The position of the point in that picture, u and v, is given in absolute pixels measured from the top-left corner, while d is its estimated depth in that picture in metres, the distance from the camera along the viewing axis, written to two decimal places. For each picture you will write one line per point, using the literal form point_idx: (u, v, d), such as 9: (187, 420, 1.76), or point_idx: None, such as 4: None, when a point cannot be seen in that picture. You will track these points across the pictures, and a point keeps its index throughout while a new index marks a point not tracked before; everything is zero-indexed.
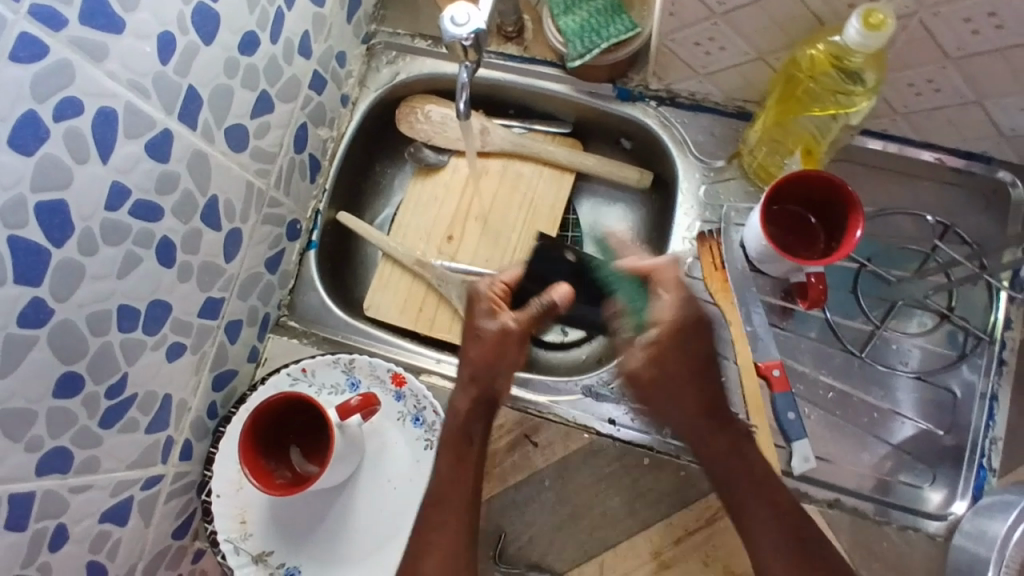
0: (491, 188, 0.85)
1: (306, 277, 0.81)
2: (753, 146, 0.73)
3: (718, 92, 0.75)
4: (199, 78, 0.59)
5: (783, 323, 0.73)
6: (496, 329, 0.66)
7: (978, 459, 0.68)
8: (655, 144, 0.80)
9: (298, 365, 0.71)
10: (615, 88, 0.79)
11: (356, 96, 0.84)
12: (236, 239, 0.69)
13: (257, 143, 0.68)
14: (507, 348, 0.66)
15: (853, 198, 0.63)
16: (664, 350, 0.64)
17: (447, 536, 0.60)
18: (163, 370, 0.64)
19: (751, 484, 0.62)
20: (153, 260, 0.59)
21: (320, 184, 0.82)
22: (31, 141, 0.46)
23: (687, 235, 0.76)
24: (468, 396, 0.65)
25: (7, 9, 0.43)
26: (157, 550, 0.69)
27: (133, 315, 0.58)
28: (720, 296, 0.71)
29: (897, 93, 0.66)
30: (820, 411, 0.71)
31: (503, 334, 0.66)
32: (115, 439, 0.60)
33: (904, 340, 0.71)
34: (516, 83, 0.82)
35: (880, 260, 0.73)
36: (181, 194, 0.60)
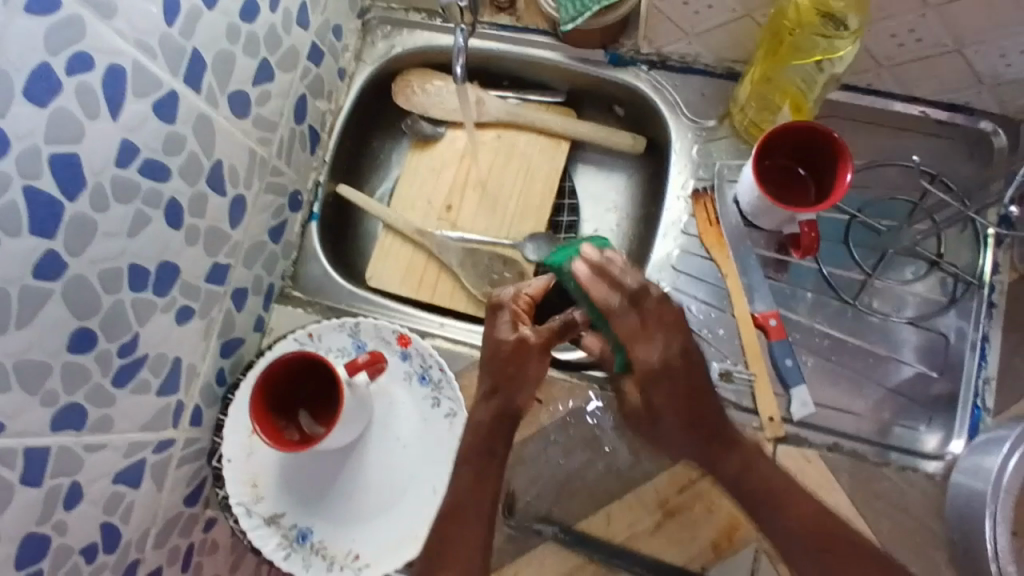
0: (488, 157, 0.87)
1: (309, 249, 0.83)
2: (744, 104, 0.75)
3: (709, 53, 0.77)
4: (202, 42, 0.60)
5: (779, 275, 0.74)
6: (519, 338, 0.63)
7: (973, 399, 0.70)
8: (647, 108, 0.82)
9: (304, 329, 0.72)
10: (607, 54, 0.80)
11: (352, 70, 0.85)
12: (240, 205, 0.70)
13: (259, 111, 0.70)
14: (530, 369, 0.64)
15: (841, 144, 0.65)
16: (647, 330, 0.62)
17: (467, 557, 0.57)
18: (173, 333, 0.65)
19: (771, 486, 0.60)
20: (161, 221, 0.60)
21: (320, 156, 0.83)
22: (46, 93, 0.47)
23: (681, 195, 0.78)
24: (491, 408, 0.64)
25: None
26: (170, 516, 0.70)
27: (143, 274, 0.59)
28: (716, 249, 0.74)
29: (881, 45, 0.68)
30: (817, 358, 0.73)
31: (523, 345, 0.64)
32: (128, 399, 0.61)
33: (896, 287, 0.73)
34: (510, 52, 0.83)
35: (870, 210, 0.75)
36: (186, 156, 0.61)
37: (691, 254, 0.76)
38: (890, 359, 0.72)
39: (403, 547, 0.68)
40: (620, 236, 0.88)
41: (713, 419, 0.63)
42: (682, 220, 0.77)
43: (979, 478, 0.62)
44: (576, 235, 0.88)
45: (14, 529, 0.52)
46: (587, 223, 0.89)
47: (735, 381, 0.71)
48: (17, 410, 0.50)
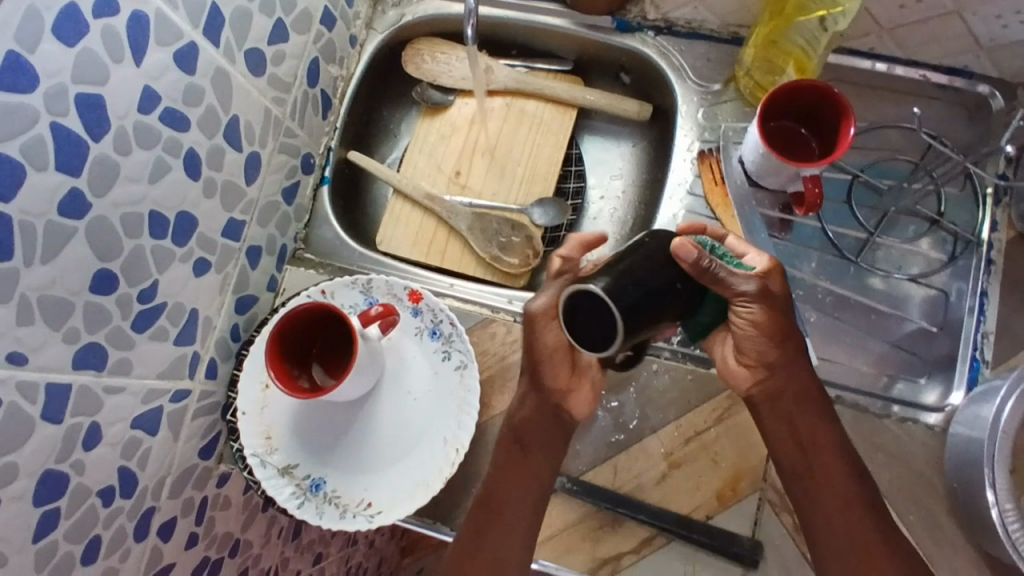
0: (496, 124, 0.88)
1: (320, 212, 0.84)
2: (748, 67, 0.76)
3: (714, 18, 0.78)
4: None
5: (783, 234, 0.76)
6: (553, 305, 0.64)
7: (972, 351, 0.71)
8: (654, 74, 0.83)
9: (317, 287, 0.74)
10: (615, 20, 0.82)
11: (363, 38, 0.87)
12: (255, 163, 0.72)
13: (274, 71, 0.71)
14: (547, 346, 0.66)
15: (841, 98, 0.66)
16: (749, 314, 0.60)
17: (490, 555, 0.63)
18: (190, 284, 0.66)
19: (828, 491, 0.61)
20: (180, 171, 0.61)
21: (332, 122, 0.84)
22: (73, 34, 0.49)
23: (687, 156, 0.79)
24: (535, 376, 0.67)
25: None
26: (185, 467, 0.71)
27: (163, 222, 0.61)
28: (720, 209, 0.75)
29: (882, 6, 0.69)
30: (820, 315, 0.74)
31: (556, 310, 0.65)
32: (146, 344, 0.63)
33: (897, 245, 0.75)
34: (518, 20, 0.85)
35: (871, 171, 0.76)
36: (205, 108, 0.63)
37: (696, 213, 0.77)
38: (893, 315, 0.75)
39: (415, 495, 0.69)
40: (626, 203, 0.89)
41: (811, 425, 0.63)
42: (687, 181, 0.78)
43: (976, 427, 0.64)
44: (583, 202, 0.90)
45: (36, 464, 0.53)
46: (593, 191, 0.91)
47: None
48: (39, 344, 0.51)
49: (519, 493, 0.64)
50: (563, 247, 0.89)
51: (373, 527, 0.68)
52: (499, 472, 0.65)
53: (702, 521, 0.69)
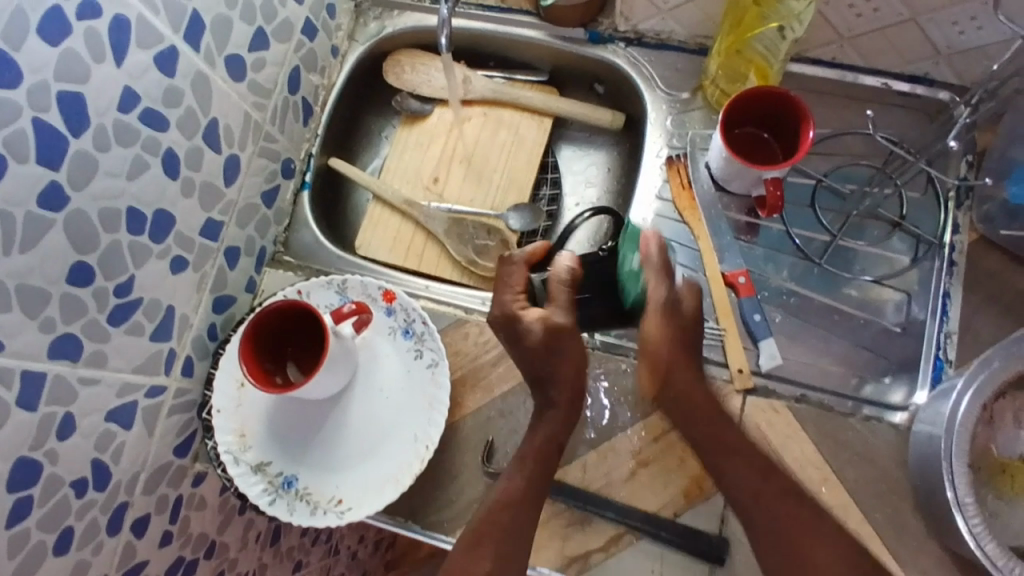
0: (474, 132, 0.91)
1: (300, 216, 0.86)
2: (714, 75, 0.78)
3: (682, 29, 0.81)
4: (202, 4, 0.65)
5: (751, 237, 0.78)
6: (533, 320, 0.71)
7: (935, 351, 0.72)
8: (625, 82, 0.86)
9: (293, 287, 0.75)
10: (586, 32, 0.85)
11: (345, 49, 0.89)
12: (233, 164, 0.73)
13: (254, 76, 0.74)
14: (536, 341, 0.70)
15: (798, 101, 0.69)
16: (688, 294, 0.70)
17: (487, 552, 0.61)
18: (167, 280, 0.68)
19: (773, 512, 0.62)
20: (159, 169, 0.63)
21: (313, 129, 0.87)
22: (57, 34, 0.52)
23: (656, 162, 0.81)
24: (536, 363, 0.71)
25: None
26: (159, 465, 0.71)
27: (140, 218, 0.62)
28: (688, 212, 0.77)
29: (842, 17, 0.72)
30: (786, 315, 0.76)
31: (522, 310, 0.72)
32: (122, 338, 0.64)
33: (863, 248, 0.77)
34: (494, 32, 0.88)
35: (835, 175, 0.79)
36: (184, 110, 0.65)
37: (665, 218, 0.79)
38: (862, 317, 0.75)
39: (385, 490, 0.70)
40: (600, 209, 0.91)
41: (716, 428, 0.66)
42: (656, 186, 0.80)
43: (937, 424, 0.65)
44: (558, 208, 0.92)
45: (9, 449, 0.54)
46: (569, 198, 0.93)
47: (707, 337, 0.74)
48: (17, 331, 0.53)
49: (517, 527, 0.62)
50: None
51: (344, 523, 0.69)
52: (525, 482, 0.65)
53: (670, 519, 0.70)
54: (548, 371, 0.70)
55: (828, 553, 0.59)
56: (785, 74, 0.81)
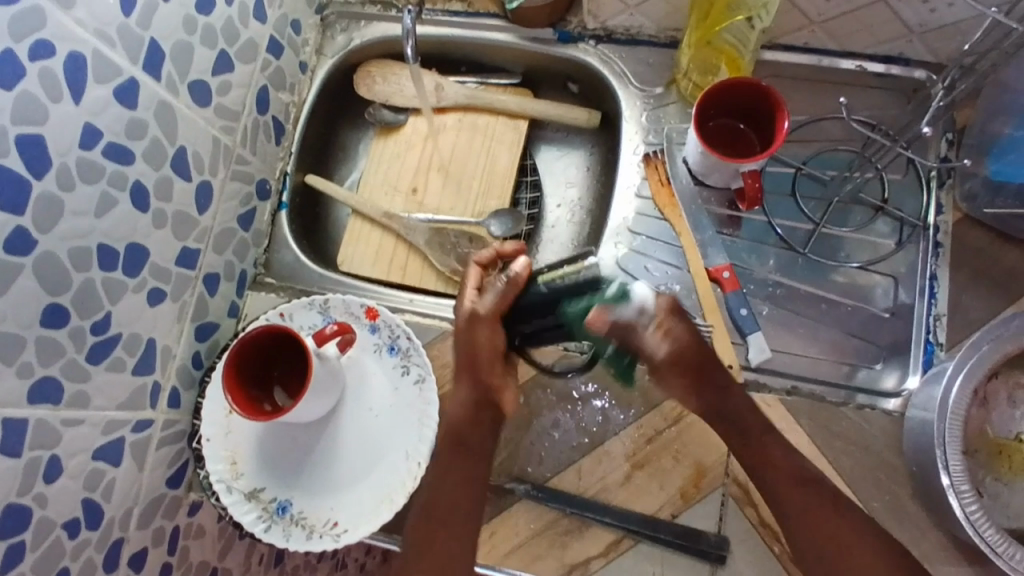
0: (450, 139, 0.90)
1: (280, 237, 0.85)
2: (686, 68, 0.77)
3: (651, 23, 0.80)
4: (160, 33, 0.64)
5: (734, 230, 0.77)
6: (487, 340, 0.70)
7: (924, 335, 0.72)
8: (598, 80, 0.85)
9: (276, 310, 0.75)
10: (556, 32, 0.84)
11: (314, 64, 0.88)
12: (206, 191, 0.73)
13: (221, 100, 0.73)
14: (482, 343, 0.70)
15: (771, 91, 0.68)
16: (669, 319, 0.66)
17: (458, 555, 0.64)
18: (146, 314, 0.67)
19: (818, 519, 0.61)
20: (128, 203, 0.63)
21: (287, 147, 0.86)
22: (10, 76, 0.52)
23: (634, 160, 0.80)
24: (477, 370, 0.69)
25: None
26: (152, 498, 0.71)
27: (112, 254, 0.62)
28: (669, 209, 0.76)
29: (811, 2, 0.71)
30: (773, 306, 0.75)
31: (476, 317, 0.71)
32: (104, 376, 0.63)
33: (848, 234, 0.76)
34: (463, 37, 0.87)
35: (815, 162, 0.78)
36: (150, 141, 0.64)
37: (646, 216, 0.78)
38: (848, 304, 0.75)
39: (380, 509, 0.70)
40: (583, 209, 0.91)
41: (733, 414, 0.66)
42: (635, 184, 0.80)
43: (929, 408, 0.64)
44: (540, 211, 0.91)
45: None
46: (551, 200, 0.92)
47: None
48: None
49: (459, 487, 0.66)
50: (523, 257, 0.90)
51: (340, 546, 0.69)
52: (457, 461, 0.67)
53: (668, 520, 0.69)
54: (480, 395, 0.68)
55: (869, 546, 0.60)
56: (759, 62, 0.80)
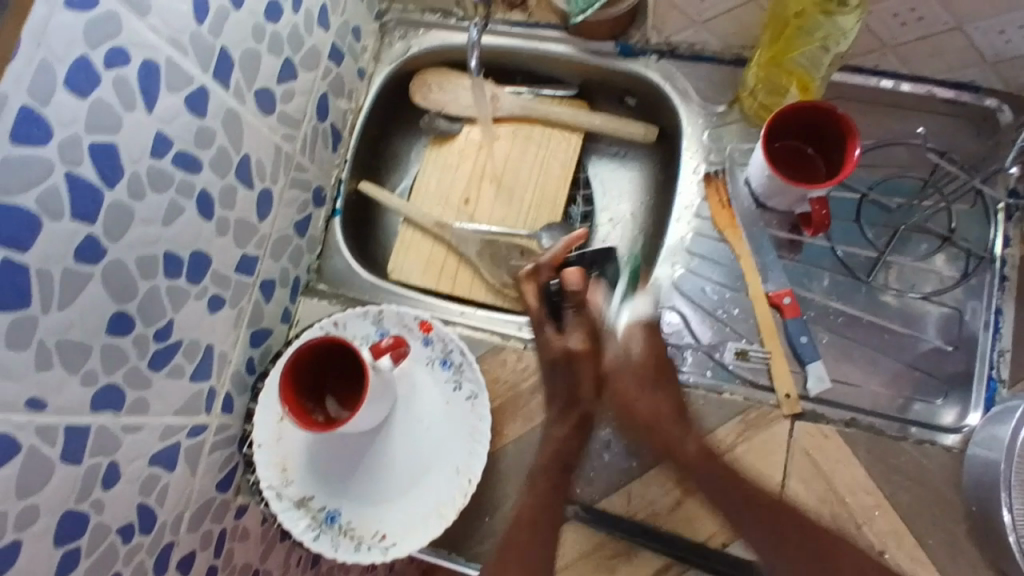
0: (505, 150, 0.89)
1: (332, 244, 0.85)
2: (752, 87, 0.76)
3: (717, 40, 0.78)
4: (230, 40, 0.63)
5: (793, 255, 0.75)
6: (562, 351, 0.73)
7: (988, 370, 0.70)
8: (657, 96, 0.84)
9: (329, 318, 0.75)
10: (617, 45, 0.83)
11: (371, 71, 0.88)
12: (266, 199, 0.73)
13: (283, 108, 0.72)
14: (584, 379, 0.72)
15: (845, 117, 0.66)
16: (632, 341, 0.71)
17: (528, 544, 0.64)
18: (205, 320, 0.67)
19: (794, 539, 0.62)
20: (193, 212, 0.63)
21: (342, 154, 0.86)
22: (85, 84, 0.50)
23: (693, 178, 0.79)
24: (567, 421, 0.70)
25: None
26: (202, 502, 0.71)
27: (177, 262, 0.62)
28: (729, 230, 0.75)
29: (887, 26, 0.69)
30: (832, 335, 0.74)
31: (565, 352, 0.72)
32: (163, 382, 0.64)
33: (912, 264, 0.74)
34: (522, 48, 0.86)
35: (880, 189, 0.76)
36: (216, 149, 0.64)
37: (704, 236, 0.77)
38: (908, 335, 0.73)
39: (428, 523, 0.70)
40: (635, 225, 0.89)
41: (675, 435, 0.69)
42: (695, 204, 0.78)
43: (996, 448, 0.62)
44: (591, 225, 0.90)
45: (56, 503, 0.54)
46: (602, 213, 0.91)
47: (752, 359, 0.73)
48: (58, 387, 0.53)
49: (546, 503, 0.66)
50: None
51: (388, 559, 0.69)
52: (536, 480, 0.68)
53: (718, 548, 0.68)
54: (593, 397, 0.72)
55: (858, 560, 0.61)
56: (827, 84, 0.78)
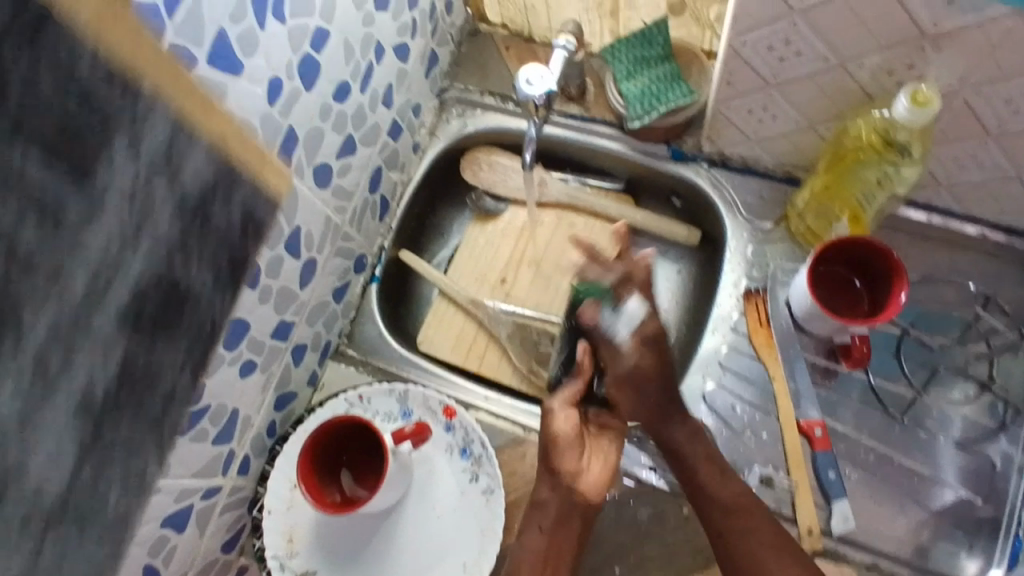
0: (546, 234, 0.90)
1: (367, 310, 0.85)
2: (801, 208, 0.76)
3: (769, 158, 0.79)
4: (297, 121, 0.64)
5: (826, 383, 0.74)
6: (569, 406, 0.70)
7: (1014, 528, 0.69)
8: (705, 203, 0.84)
9: (355, 391, 0.75)
10: (670, 149, 0.83)
11: (426, 145, 0.89)
12: (310, 268, 0.74)
13: (339, 182, 0.74)
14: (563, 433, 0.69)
15: (891, 254, 0.67)
16: (649, 340, 0.65)
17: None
18: (235, 385, 0.68)
19: None
20: (239, 282, 0.63)
21: (388, 223, 0.87)
22: None
23: (733, 292, 0.79)
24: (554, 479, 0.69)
25: None
26: (206, 563, 0.71)
27: (217, 331, 0.62)
28: (765, 351, 0.74)
29: (944, 168, 0.69)
30: (860, 472, 0.72)
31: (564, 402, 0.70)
32: (187, 447, 0.64)
33: (943, 404, 0.73)
34: (576, 141, 0.87)
35: (923, 326, 0.75)
36: (270, 223, 0.65)
37: (740, 353, 0.76)
38: (928, 480, 0.71)
39: None
40: (669, 324, 0.89)
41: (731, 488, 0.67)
42: (733, 317, 0.77)
43: None
44: None
45: None
46: None
47: (776, 488, 0.71)
48: None
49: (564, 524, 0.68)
50: None
51: None
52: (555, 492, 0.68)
53: None
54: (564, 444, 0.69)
55: None
56: (888, 217, 0.78)
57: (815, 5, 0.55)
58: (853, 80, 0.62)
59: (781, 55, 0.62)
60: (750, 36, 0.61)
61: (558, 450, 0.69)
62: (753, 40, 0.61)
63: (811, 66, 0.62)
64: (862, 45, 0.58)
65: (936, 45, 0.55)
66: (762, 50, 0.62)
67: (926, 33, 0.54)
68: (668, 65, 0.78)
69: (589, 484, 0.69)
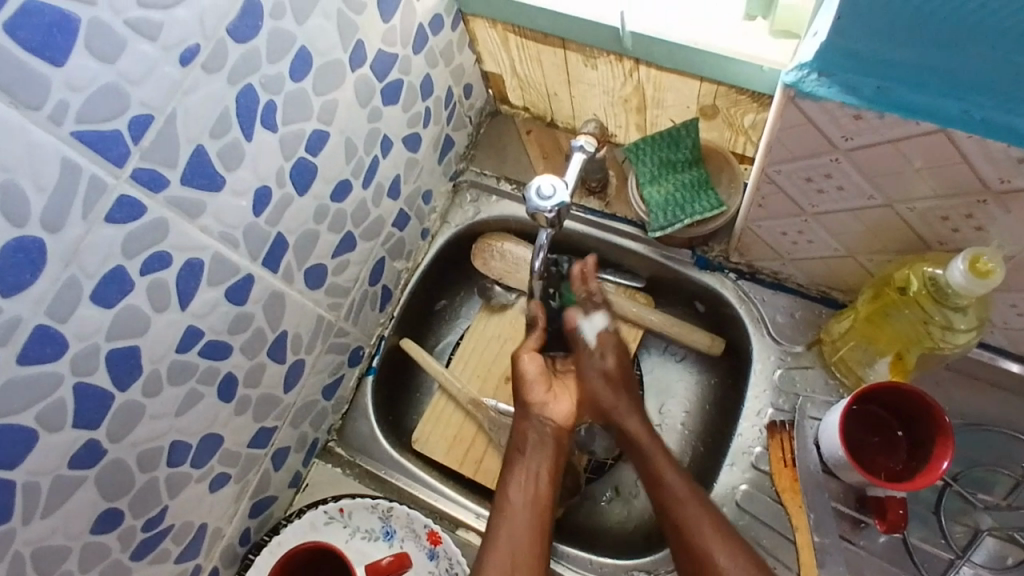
0: None
1: (360, 405, 0.80)
2: (836, 337, 0.69)
3: (803, 276, 0.72)
4: (288, 227, 0.60)
5: (854, 536, 0.66)
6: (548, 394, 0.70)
7: None
8: (730, 315, 0.77)
9: (336, 504, 0.71)
10: (694, 255, 0.77)
11: (436, 230, 0.84)
12: (298, 370, 0.69)
13: (334, 280, 0.69)
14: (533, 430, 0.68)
15: (939, 413, 0.59)
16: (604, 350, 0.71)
17: (521, 565, 0.62)
18: (205, 500, 0.63)
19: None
20: (213, 396, 0.59)
21: (389, 312, 0.82)
22: (115, 294, 0.46)
23: (756, 422, 0.71)
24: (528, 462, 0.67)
25: (109, 175, 0.43)
26: None
27: (184, 449, 0.58)
28: (788, 496, 0.64)
29: (1001, 314, 0.61)
30: None
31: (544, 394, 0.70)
32: (144, 570, 0.59)
33: (987, 574, 0.65)
34: (595, 237, 0.81)
35: (965, 480, 0.68)
36: (252, 332, 0.60)
37: (760, 492, 0.69)
38: None
39: None
40: (685, 439, 0.81)
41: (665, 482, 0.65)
42: (754, 451, 0.70)
43: None
44: None
45: None
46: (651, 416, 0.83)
47: None
48: None
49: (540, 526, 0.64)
50: (611, 475, 0.81)
51: None
52: (529, 492, 0.66)
53: None
54: (536, 434, 0.68)
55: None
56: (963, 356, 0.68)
57: (860, 147, 0.49)
58: (902, 220, 0.55)
59: (820, 187, 0.56)
60: (787, 167, 0.55)
61: (529, 392, 0.69)
62: (789, 170, 0.55)
63: (855, 201, 0.56)
64: (914, 189, 0.51)
65: (1000, 201, 0.48)
66: (799, 180, 0.56)
67: (990, 188, 0.47)
68: (695, 170, 0.73)
69: (559, 415, 0.69)
